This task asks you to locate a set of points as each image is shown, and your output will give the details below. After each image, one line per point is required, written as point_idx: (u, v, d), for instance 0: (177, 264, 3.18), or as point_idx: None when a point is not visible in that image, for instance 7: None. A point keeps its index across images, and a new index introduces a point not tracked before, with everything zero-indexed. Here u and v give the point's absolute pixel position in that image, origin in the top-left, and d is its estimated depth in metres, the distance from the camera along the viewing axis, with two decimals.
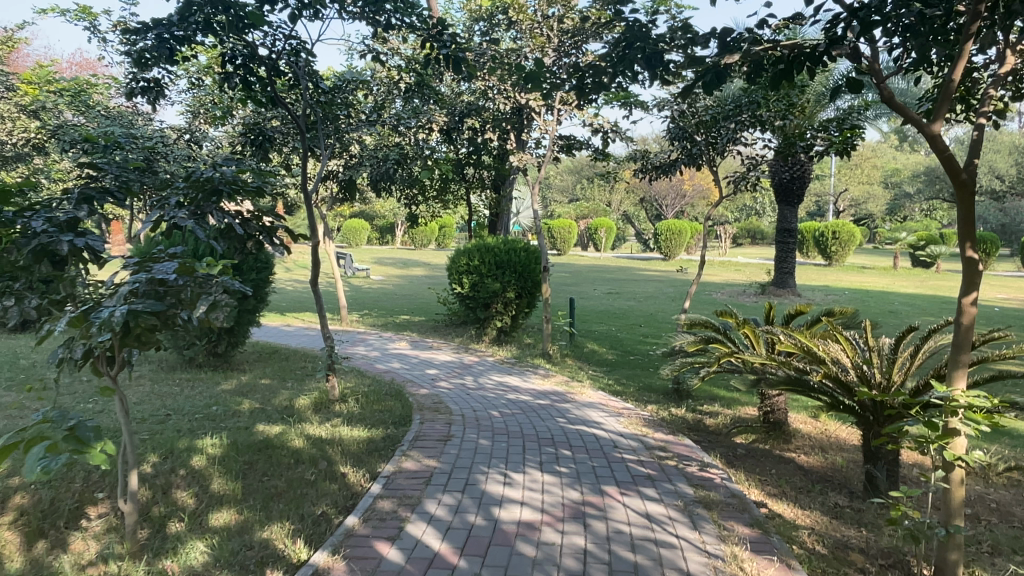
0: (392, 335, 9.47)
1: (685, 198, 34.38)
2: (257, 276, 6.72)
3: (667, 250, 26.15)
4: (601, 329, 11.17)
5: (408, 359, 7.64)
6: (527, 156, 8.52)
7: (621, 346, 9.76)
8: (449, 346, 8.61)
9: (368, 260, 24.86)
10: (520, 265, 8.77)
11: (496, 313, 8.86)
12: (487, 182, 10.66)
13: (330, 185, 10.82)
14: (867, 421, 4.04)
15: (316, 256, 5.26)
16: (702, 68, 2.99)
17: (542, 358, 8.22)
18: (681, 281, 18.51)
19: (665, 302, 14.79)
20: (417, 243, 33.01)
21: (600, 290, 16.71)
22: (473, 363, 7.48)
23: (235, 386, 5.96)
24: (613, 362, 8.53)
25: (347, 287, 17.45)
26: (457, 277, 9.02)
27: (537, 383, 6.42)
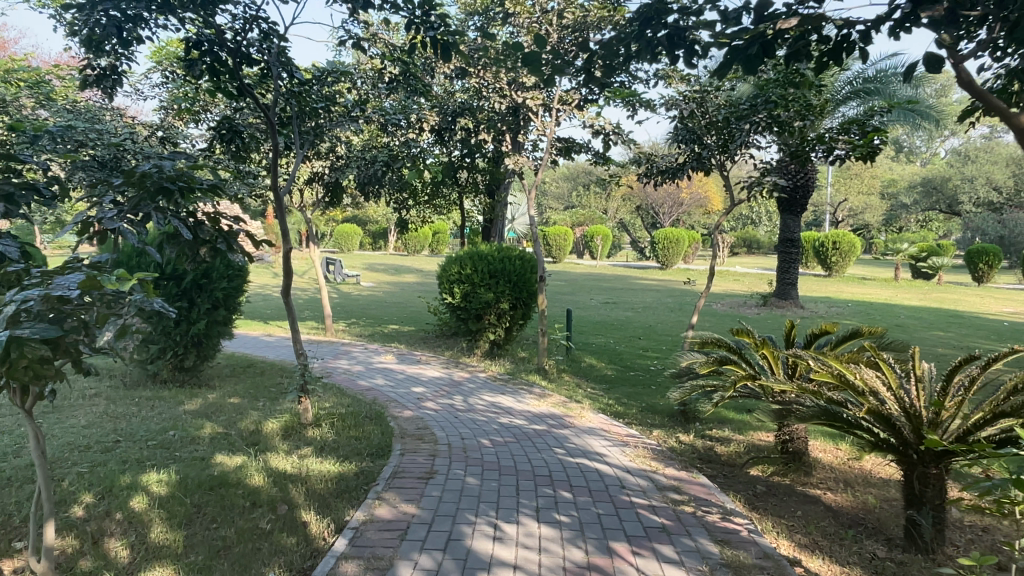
0: (378, 348, 8.93)
1: (683, 206, 33.93)
2: (228, 285, 6.19)
3: (664, 259, 25.67)
4: (599, 342, 10.64)
5: (393, 375, 7.10)
6: (523, 159, 8.02)
7: (620, 360, 9.23)
8: (438, 361, 8.08)
9: (360, 266, 24.29)
10: (515, 274, 8.26)
11: (489, 325, 8.31)
12: (481, 187, 10.15)
13: (316, 188, 10.29)
14: (910, 460, 3.53)
15: (288, 264, 4.72)
16: (749, 36, 2.69)
17: (538, 375, 7.70)
18: (680, 291, 18.02)
19: (664, 313, 14.29)
20: (410, 249, 32.47)
21: (597, 300, 16.20)
22: (463, 380, 6.96)
23: (199, 407, 5.41)
24: (613, 379, 8.01)
25: (336, 294, 16.89)
26: (448, 286, 8.51)
27: (532, 404, 5.90)
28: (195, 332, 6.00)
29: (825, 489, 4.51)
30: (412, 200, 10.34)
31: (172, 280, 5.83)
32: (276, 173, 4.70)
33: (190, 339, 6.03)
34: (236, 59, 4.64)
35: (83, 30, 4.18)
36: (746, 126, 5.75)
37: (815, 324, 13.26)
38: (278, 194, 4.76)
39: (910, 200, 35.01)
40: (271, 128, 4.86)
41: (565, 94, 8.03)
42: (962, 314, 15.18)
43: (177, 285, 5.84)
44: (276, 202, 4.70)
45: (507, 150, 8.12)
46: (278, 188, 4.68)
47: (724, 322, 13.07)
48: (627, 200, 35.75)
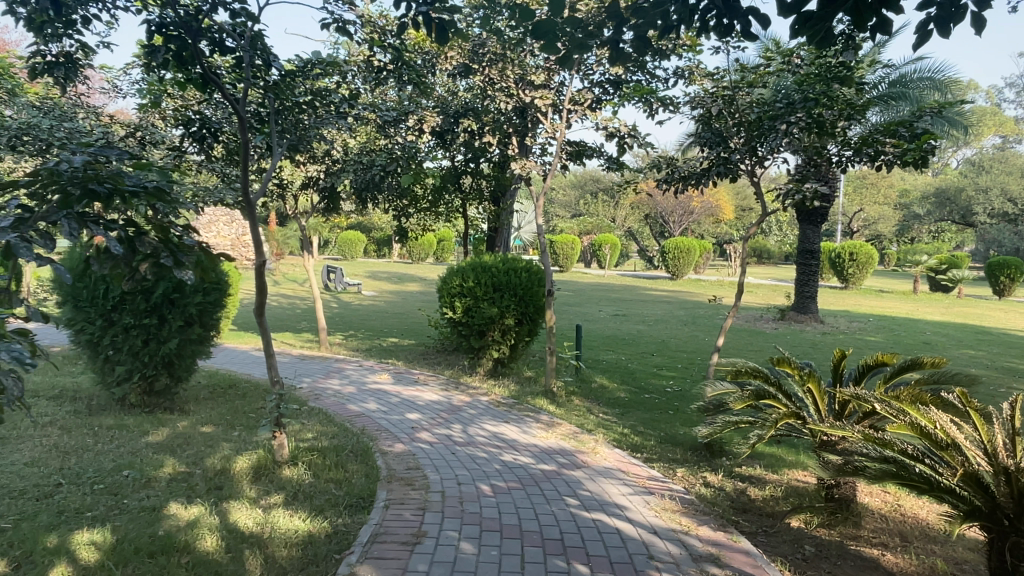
0: (373, 365, 8.31)
1: (693, 215, 33.20)
2: (205, 301, 5.58)
3: (675, 269, 25.01)
4: (610, 359, 9.98)
5: (387, 399, 6.47)
6: (531, 162, 7.33)
7: (634, 380, 8.58)
8: (437, 381, 7.45)
9: (362, 274, 23.70)
10: (521, 287, 7.64)
11: (493, 342, 7.73)
12: (486, 194, 9.54)
13: (311, 194, 9.71)
14: (1002, 530, 2.83)
15: (261, 279, 4.10)
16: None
17: (546, 398, 7.06)
18: (692, 303, 17.37)
19: (676, 327, 13.63)
20: (415, 256, 31.93)
21: (606, 312, 15.56)
22: (462, 404, 6.34)
23: (165, 439, 4.82)
24: (627, 403, 7.35)
25: (336, 304, 16.29)
26: (448, 300, 7.90)
27: (539, 436, 5.26)
28: (166, 353, 5.41)
29: (881, 547, 3.85)
30: (413, 206, 9.75)
31: (140, 294, 5.23)
32: (246, 168, 3.99)
33: (161, 360, 5.43)
34: (192, 37, 3.92)
35: (22, 8, 3.62)
36: (782, 126, 5.13)
37: (837, 340, 12.57)
38: (249, 196, 4.06)
39: (925, 210, 34.28)
40: (241, 122, 4.03)
41: (577, 94, 7.43)
42: (990, 330, 14.45)
43: (146, 301, 5.24)
44: (248, 207, 4.02)
45: (513, 153, 7.44)
46: (248, 188, 3.98)
47: (741, 338, 12.39)
48: (635, 208, 35.15)
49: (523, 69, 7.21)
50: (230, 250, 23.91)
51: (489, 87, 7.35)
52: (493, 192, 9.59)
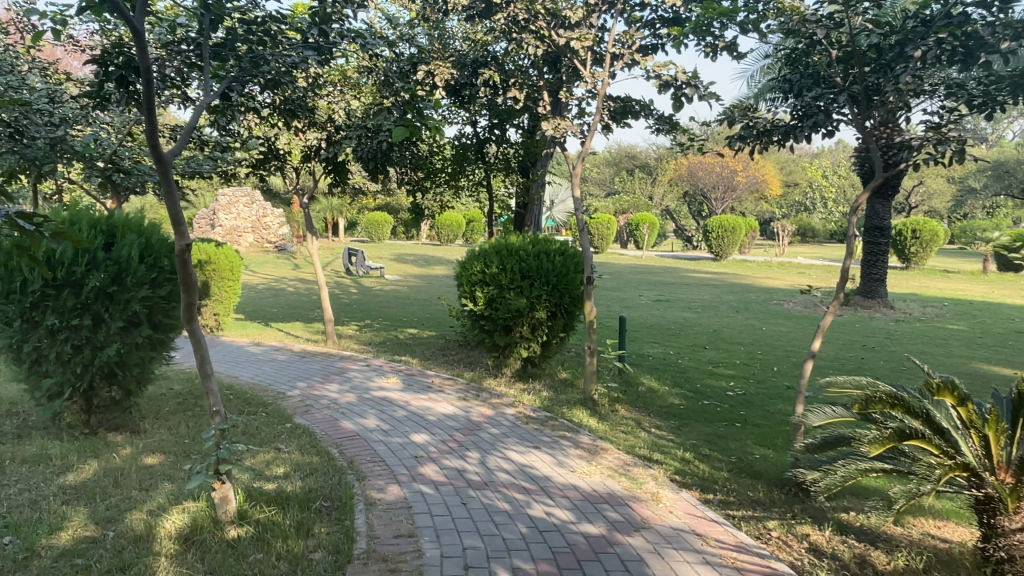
0: (382, 365, 7.14)
1: (737, 192, 31.27)
2: (155, 296, 4.42)
3: (719, 249, 23.39)
4: (657, 356, 8.67)
5: (390, 413, 5.27)
6: (566, 121, 6.01)
7: (688, 383, 7.27)
8: (455, 387, 6.24)
9: (386, 257, 22.56)
10: (554, 273, 6.37)
11: (521, 338, 6.49)
12: (512, 165, 8.26)
13: (314, 167, 8.50)
14: None
15: (186, 270, 2.88)
16: None
17: (585, 409, 5.79)
18: (741, 287, 15.89)
19: (728, 314, 12.23)
20: (443, 238, 30.91)
21: (647, 297, 14.21)
22: (482, 419, 5.13)
23: (89, 478, 3.68)
24: (682, 417, 6.07)
25: (355, 290, 15.21)
26: (468, 289, 6.67)
27: (579, 473, 4.00)
28: (103, 363, 4.26)
29: None
30: (429, 180, 8.51)
31: (68, 289, 4.08)
32: (151, 105, 2.68)
33: (99, 371, 4.29)
34: None
35: None
36: (915, 53, 3.90)
37: (915, 329, 11.06)
38: (163, 152, 2.76)
39: (984, 184, 32.01)
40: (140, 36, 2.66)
41: (621, 34, 6.06)
42: None
43: (75, 297, 4.09)
44: (161, 165, 2.72)
45: (543, 112, 6.13)
46: (157, 137, 2.67)
47: (804, 328, 10.95)
48: (673, 185, 33.53)
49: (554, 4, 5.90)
50: (252, 233, 23.16)
51: (514, 29, 6.04)
52: (521, 161, 8.29)
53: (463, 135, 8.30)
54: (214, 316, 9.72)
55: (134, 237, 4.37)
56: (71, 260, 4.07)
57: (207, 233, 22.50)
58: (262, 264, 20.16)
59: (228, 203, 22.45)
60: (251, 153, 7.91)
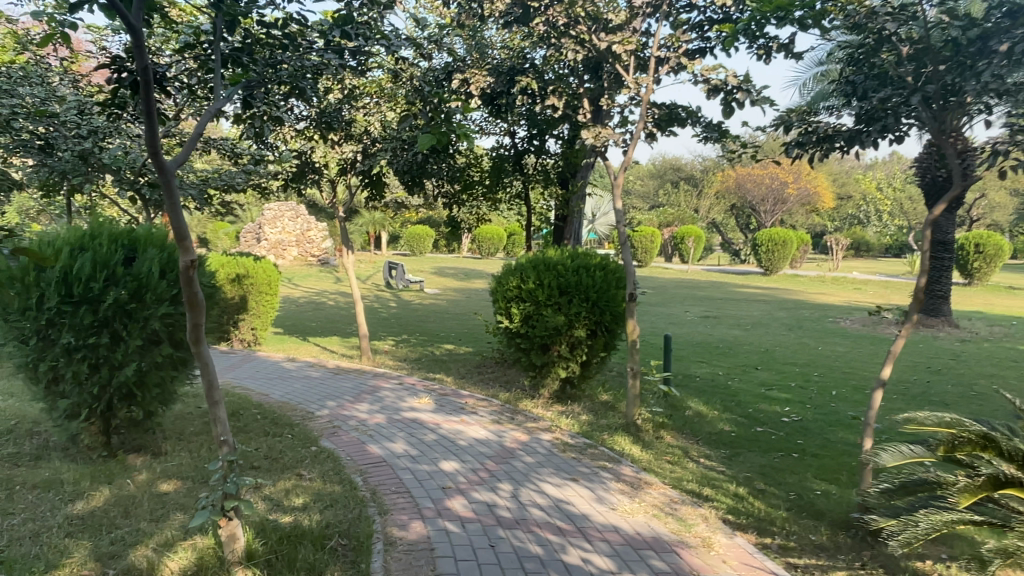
0: (415, 383, 6.89)
1: (786, 204, 30.38)
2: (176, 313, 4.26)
3: (768, 263, 22.67)
4: (704, 377, 8.23)
5: (420, 437, 4.99)
6: (607, 129, 5.69)
7: (739, 408, 6.83)
8: (489, 409, 5.93)
9: (427, 271, 22.47)
10: (595, 290, 6.02)
11: (559, 358, 6.16)
12: (552, 176, 7.96)
13: (350, 180, 8.35)
14: None
15: (190, 288, 2.64)
16: None
17: (627, 436, 5.42)
18: (793, 304, 15.25)
19: (779, 332, 11.68)
20: (485, 251, 30.81)
21: (694, 314, 13.71)
22: (516, 445, 4.82)
23: (98, 507, 3.49)
24: (732, 446, 5.65)
25: (395, 304, 15.08)
26: (504, 305, 6.38)
27: (621, 511, 3.66)
28: (122, 383, 4.10)
29: None
30: (466, 193, 8.28)
31: (85, 306, 3.94)
32: (151, 108, 2.46)
33: (117, 391, 4.13)
34: None
35: None
36: None
37: (985, 349, 10.35)
38: (166, 161, 2.53)
39: None
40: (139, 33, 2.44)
41: (666, 38, 5.72)
42: None
43: (93, 315, 3.94)
44: (163, 175, 2.50)
45: (583, 120, 5.82)
46: (158, 144, 2.46)
47: (861, 348, 10.35)
48: (720, 197, 32.78)
49: (595, 6, 5.57)
50: (296, 246, 23.35)
51: (552, 34, 5.76)
52: (561, 172, 7.99)
53: (501, 146, 8.05)
54: (251, 330, 9.65)
55: (156, 252, 4.23)
56: (89, 276, 3.93)
57: (253, 246, 22.78)
58: (305, 277, 20.26)
59: (274, 217, 22.67)
60: (286, 164, 7.79)
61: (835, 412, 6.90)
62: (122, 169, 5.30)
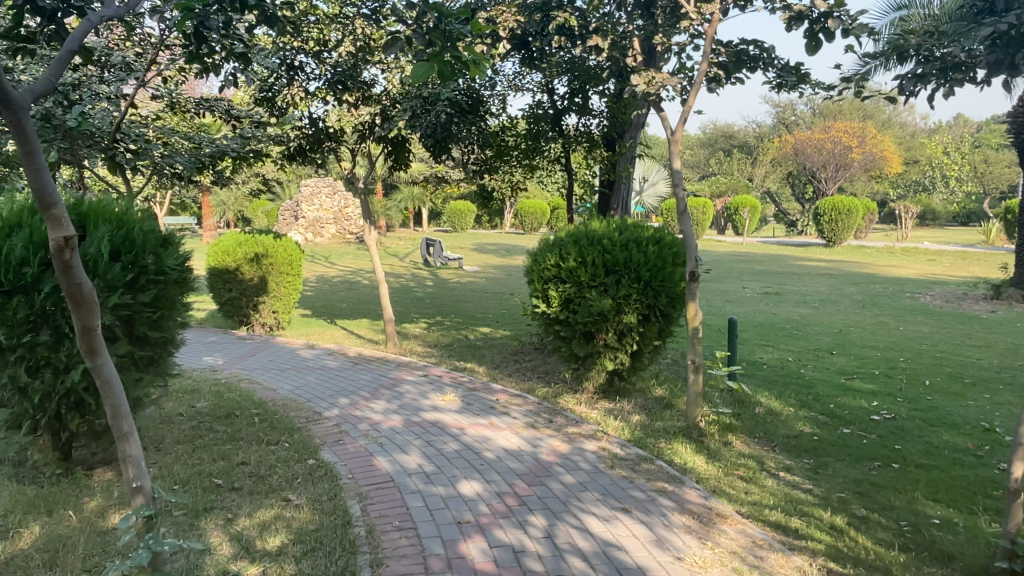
0: (443, 375, 6.09)
1: (849, 170, 28.50)
2: (135, 304, 3.49)
3: (831, 234, 21.17)
4: (773, 365, 7.21)
5: (439, 447, 4.16)
6: (662, 73, 4.69)
7: (817, 404, 5.83)
8: (524, 408, 5.07)
9: (468, 247, 21.70)
10: (647, 268, 5.08)
11: (605, 348, 5.26)
12: (597, 137, 6.98)
13: (371, 147, 7.51)
14: None
15: (69, 279, 1.84)
16: None
17: (688, 444, 4.50)
18: (863, 278, 13.97)
19: (852, 310, 10.50)
20: (528, 226, 29.97)
21: (753, 290, 12.56)
22: (554, 459, 3.95)
23: (19, 551, 2.76)
24: (817, 456, 4.68)
25: (432, 282, 14.35)
26: (541, 287, 5.49)
27: (689, 563, 2.77)
28: (69, 389, 3.37)
29: None
30: (499, 159, 7.36)
31: (19, 296, 3.20)
32: None
33: (65, 398, 3.40)
34: None
35: None
36: None
37: None
38: (13, 91, 1.73)
39: None
40: None
41: None
42: None
43: (27, 307, 3.21)
44: (8, 111, 1.70)
45: (633, 63, 4.83)
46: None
47: (950, 329, 9.14)
48: (776, 165, 31.05)
49: None
50: (335, 223, 22.77)
51: None
52: (606, 132, 7.01)
53: (538, 105, 7.11)
54: (272, 314, 8.97)
55: (110, 230, 3.46)
56: (21, 259, 3.19)
57: (290, 225, 22.37)
58: (342, 255, 19.67)
59: (311, 194, 22.14)
60: (298, 130, 6.99)
61: (934, 408, 5.85)
62: (89, 134, 4.55)
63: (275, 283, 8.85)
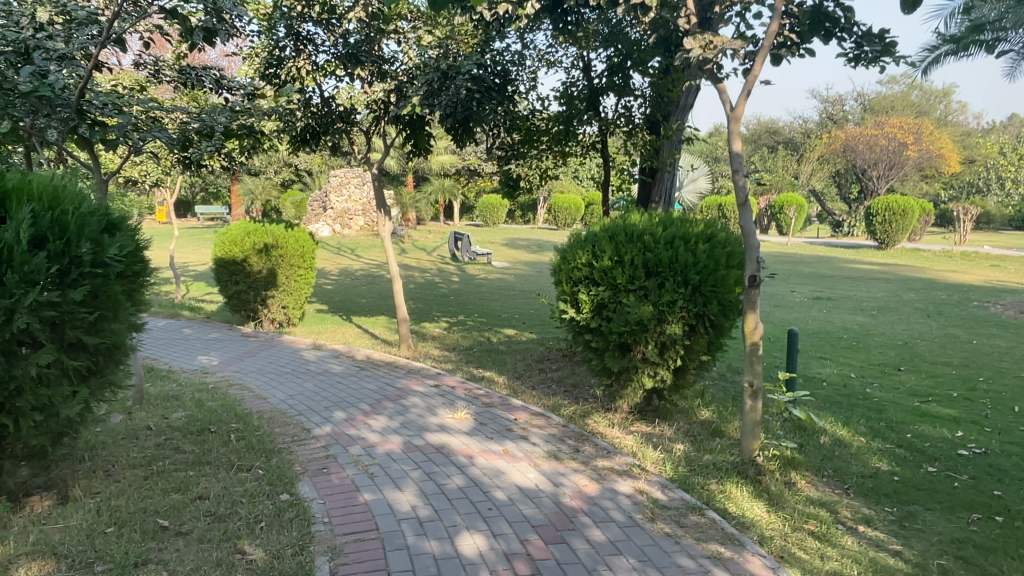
0: (456, 386, 5.36)
1: (902, 169, 27.06)
2: (64, 303, 2.83)
3: (883, 235, 19.95)
4: (834, 383, 6.32)
5: (439, 482, 3.44)
6: (722, 35, 3.87)
7: (892, 434, 4.96)
8: (546, 431, 4.32)
9: (500, 243, 20.96)
10: (695, 271, 4.27)
11: (644, 362, 4.48)
12: (638, 120, 6.19)
13: (386, 129, 6.81)
14: None
15: None
16: None
17: (743, 486, 3.69)
18: (923, 284, 12.89)
19: (916, 319, 9.50)
20: (562, 221, 29.14)
21: (803, 294, 11.60)
22: (579, 505, 3.19)
23: None
24: (900, 503, 3.83)
25: (459, 278, 13.68)
26: (569, 290, 4.75)
27: None
28: None
29: None
30: (527, 143, 6.59)
31: None
32: None
33: None
34: None
35: None
36: None
37: None
38: None
39: None
40: None
41: None
42: None
43: None
44: None
45: (687, 25, 4.03)
46: None
47: None
48: (823, 163, 29.68)
49: None
50: (363, 215, 22.21)
51: None
52: (648, 113, 6.19)
53: (571, 83, 6.36)
54: (282, 309, 8.36)
55: (36, 209, 2.78)
56: None
57: (318, 216, 21.92)
58: (369, 248, 19.09)
59: (339, 184, 21.62)
60: (306, 109, 6.32)
61: None
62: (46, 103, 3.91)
63: (285, 277, 8.21)
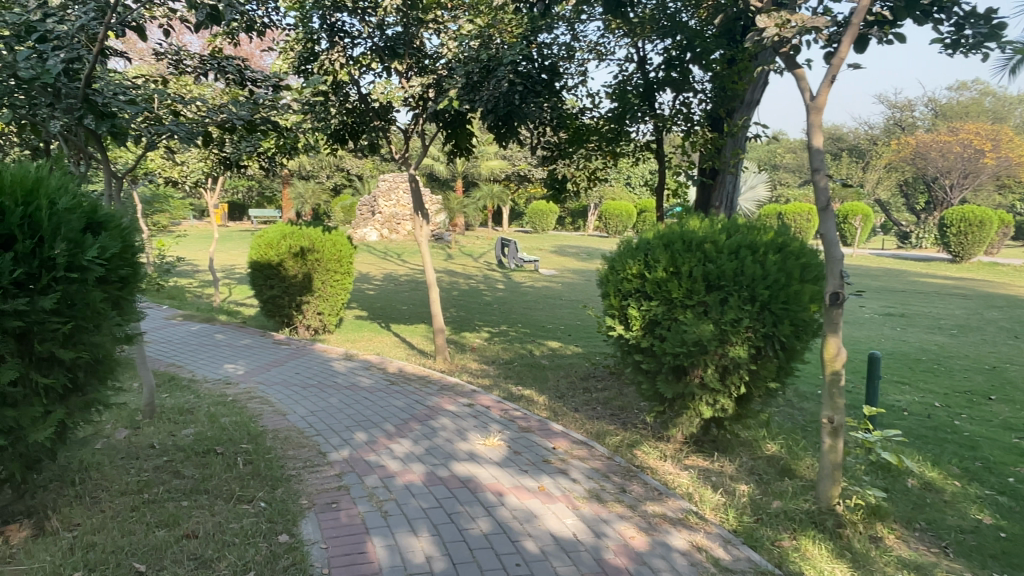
0: (491, 406, 4.89)
1: (977, 177, 25.53)
2: (33, 312, 2.46)
3: (957, 248, 18.71)
4: (916, 413, 5.61)
5: (462, 526, 2.96)
6: (801, 13, 3.32)
7: (991, 478, 4.26)
8: (589, 464, 3.80)
9: (548, 250, 20.47)
10: (764, 285, 3.70)
11: (701, 389, 3.93)
12: (698, 117, 5.64)
13: (425, 128, 6.42)
14: None
15: None
16: None
17: (821, 543, 3.11)
18: (1006, 301, 11.86)
19: (1003, 341, 8.61)
20: (613, 229, 28.48)
21: (873, 310, 10.76)
22: (624, 564, 2.67)
23: None
24: (1012, 568, 3.18)
25: (504, 285, 13.24)
26: (618, 304, 4.26)
27: None
28: None
29: None
30: (576, 143, 6.10)
31: None
32: None
33: None
34: None
35: None
36: None
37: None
38: None
39: None
40: None
41: None
42: None
43: None
44: None
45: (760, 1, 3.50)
46: None
47: None
48: (890, 171, 28.27)
49: None
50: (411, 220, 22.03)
51: None
52: (710, 110, 5.61)
53: (625, 77, 5.86)
54: (318, 316, 8.08)
55: (6, 203, 2.40)
56: None
57: (366, 220, 21.84)
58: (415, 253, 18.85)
59: (388, 188, 21.49)
60: (341, 105, 5.98)
61: None
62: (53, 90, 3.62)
63: (321, 282, 7.91)
